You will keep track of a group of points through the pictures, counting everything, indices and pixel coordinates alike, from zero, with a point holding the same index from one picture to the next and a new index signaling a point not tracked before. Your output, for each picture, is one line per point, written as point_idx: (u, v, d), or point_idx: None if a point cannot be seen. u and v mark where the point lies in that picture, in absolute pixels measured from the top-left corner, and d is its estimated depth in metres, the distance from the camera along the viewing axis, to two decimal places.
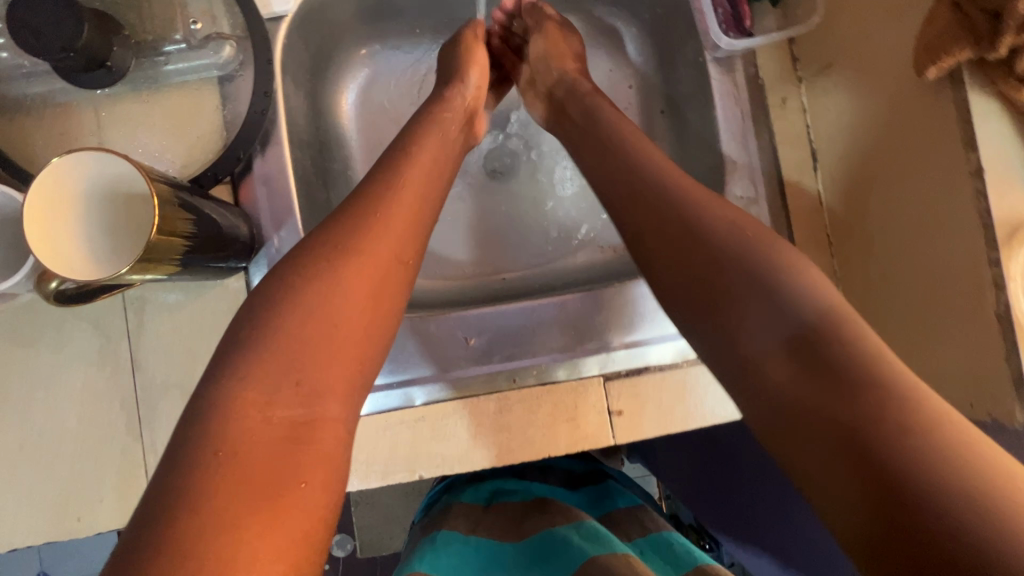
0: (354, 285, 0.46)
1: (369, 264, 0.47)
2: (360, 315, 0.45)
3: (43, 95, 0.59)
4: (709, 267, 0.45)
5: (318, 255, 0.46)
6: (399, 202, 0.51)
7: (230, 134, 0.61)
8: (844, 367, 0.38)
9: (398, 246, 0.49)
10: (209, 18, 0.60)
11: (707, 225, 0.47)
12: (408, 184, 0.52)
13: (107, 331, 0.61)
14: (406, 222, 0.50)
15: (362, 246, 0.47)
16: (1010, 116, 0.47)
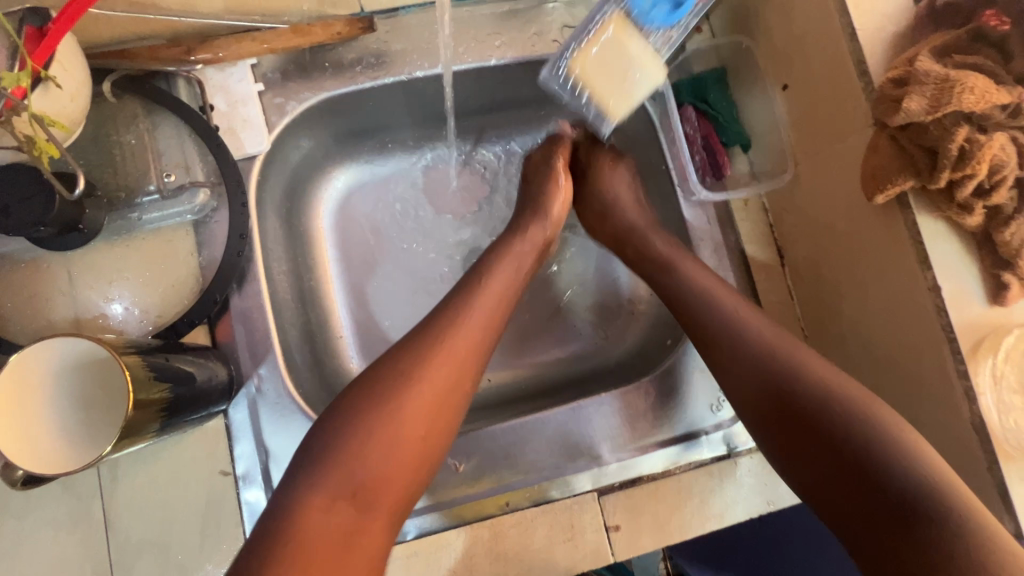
0: (413, 403, 0.48)
1: (437, 392, 0.49)
2: (427, 420, 0.48)
3: (11, 254, 0.58)
4: (729, 362, 0.54)
5: (390, 383, 0.48)
6: (454, 352, 0.51)
7: (207, 277, 0.61)
8: (867, 460, 0.45)
9: (451, 403, 0.50)
10: (182, 168, 0.61)
11: (749, 340, 0.53)
12: (476, 300, 0.55)
13: (78, 492, 0.58)
14: (476, 326, 0.53)
15: (410, 409, 0.48)
16: (957, 236, 0.50)
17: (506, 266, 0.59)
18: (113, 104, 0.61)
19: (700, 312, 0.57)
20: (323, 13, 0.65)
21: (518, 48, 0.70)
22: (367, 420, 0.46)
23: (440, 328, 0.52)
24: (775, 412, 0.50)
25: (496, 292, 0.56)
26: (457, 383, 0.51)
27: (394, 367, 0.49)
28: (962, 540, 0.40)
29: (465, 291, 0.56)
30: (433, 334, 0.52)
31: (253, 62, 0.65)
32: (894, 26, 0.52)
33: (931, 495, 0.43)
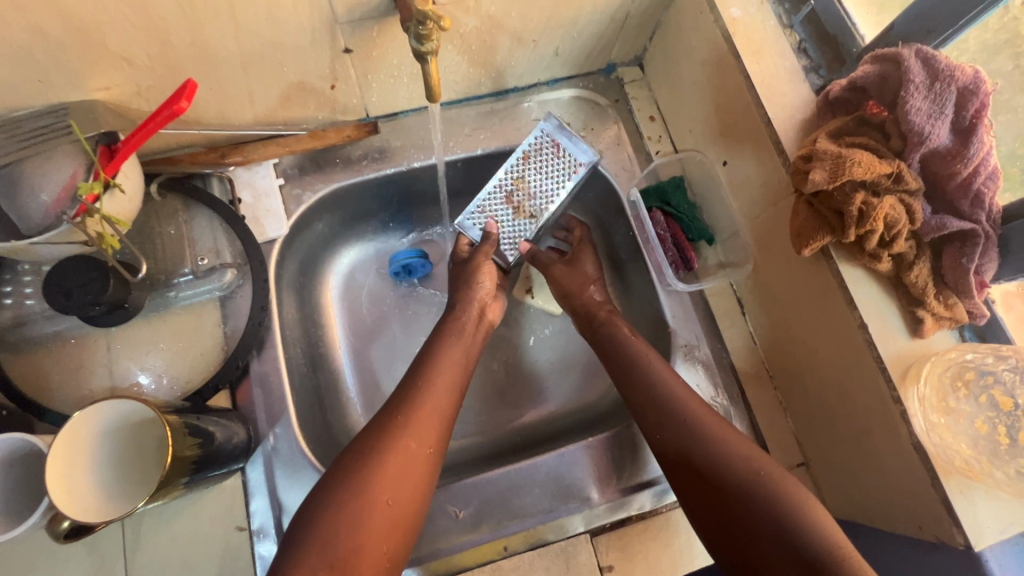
0: (391, 454, 0.55)
1: (416, 443, 0.57)
2: (404, 468, 0.56)
3: (61, 332, 0.66)
4: (638, 403, 0.65)
5: (371, 438, 0.57)
6: (416, 424, 0.58)
7: (231, 346, 0.69)
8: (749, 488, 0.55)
9: (418, 469, 0.56)
10: (214, 253, 0.71)
11: (663, 396, 0.63)
12: (443, 361, 0.66)
13: (104, 553, 0.62)
14: (445, 387, 0.63)
15: (385, 478, 0.54)
16: (874, 280, 0.59)
17: (462, 341, 0.69)
18: (158, 201, 0.71)
19: (631, 367, 0.68)
20: (334, 119, 0.77)
21: (499, 141, 0.83)
22: (352, 473, 0.54)
23: (404, 406, 0.60)
24: (674, 464, 0.60)
25: (456, 355, 0.67)
26: (424, 447, 0.58)
27: (375, 427, 0.58)
28: (813, 543, 0.50)
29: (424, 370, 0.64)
30: (397, 413, 0.59)
31: (275, 162, 0.77)
32: (800, 114, 0.64)
33: (789, 509, 0.52)
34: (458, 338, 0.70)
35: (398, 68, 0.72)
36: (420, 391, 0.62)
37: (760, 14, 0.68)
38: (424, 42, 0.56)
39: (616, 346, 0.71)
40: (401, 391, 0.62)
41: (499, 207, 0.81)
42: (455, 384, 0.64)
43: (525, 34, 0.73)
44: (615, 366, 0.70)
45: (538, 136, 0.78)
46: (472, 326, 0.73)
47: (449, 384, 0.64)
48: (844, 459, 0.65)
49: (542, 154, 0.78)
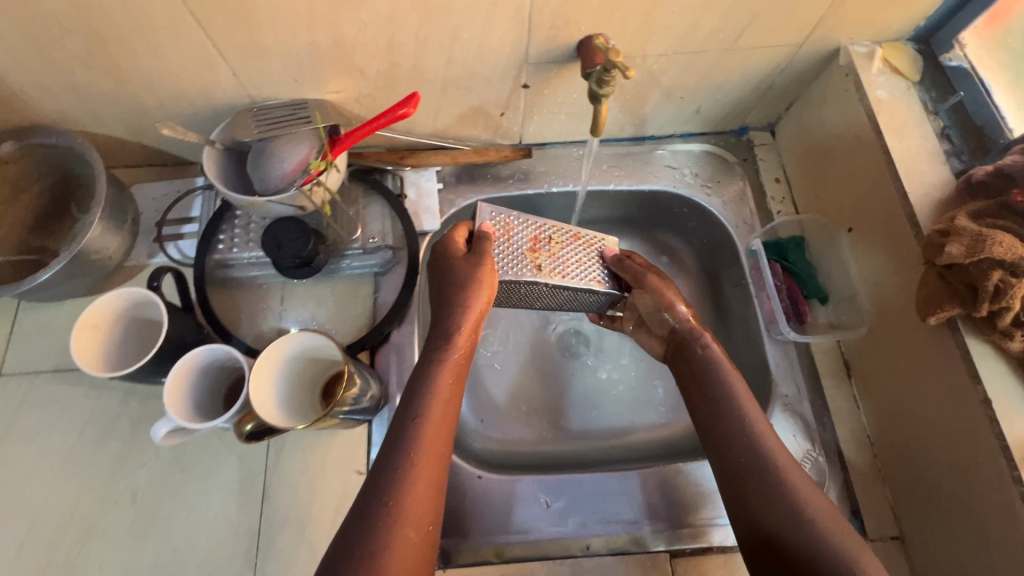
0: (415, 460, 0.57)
1: (433, 448, 0.58)
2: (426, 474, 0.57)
3: (258, 277, 0.81)
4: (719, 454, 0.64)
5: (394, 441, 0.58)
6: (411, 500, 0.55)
7: (379, 315, 0.81)
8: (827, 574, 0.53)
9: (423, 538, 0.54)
10: (381, 234, 0.84)
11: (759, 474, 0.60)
12: (451, 366, 0.64)
13: (250, 465, 0.73)
14: (450, 391, 0.62)
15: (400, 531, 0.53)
16: (1001, 358, 0.60)
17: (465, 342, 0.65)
18: (347, 185, 0.85)
19: (719, 412, 0.65)
20: (494, 141, 0.90)
21: (632, 180, 0.92)
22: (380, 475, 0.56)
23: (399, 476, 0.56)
24: (753, 539, 0.58)
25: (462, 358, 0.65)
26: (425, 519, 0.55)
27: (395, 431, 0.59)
28: None
29: (409, 434, 0.58)
30: (387, 494, 0.54)
31: (438, 169, 0.90)
32: (938, 192, 0.68)
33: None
34: (445, 356, 0.64)
35: (560, 106, 0.83)
36: (407, 460, 0.56)
37: (905, 98, 0.74)
38: (603, 87, 0.66)
39: (712, 383, 0.67)
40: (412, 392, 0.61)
41: (521, 232, 0.72)
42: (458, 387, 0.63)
43: (675, 91, 0.83)
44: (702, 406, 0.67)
45: (595, 235, 0.77)
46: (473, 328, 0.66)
47: (440, 433, 0.60)
48: (949, 538, 0.64)
49: (591, 263, 0.75)
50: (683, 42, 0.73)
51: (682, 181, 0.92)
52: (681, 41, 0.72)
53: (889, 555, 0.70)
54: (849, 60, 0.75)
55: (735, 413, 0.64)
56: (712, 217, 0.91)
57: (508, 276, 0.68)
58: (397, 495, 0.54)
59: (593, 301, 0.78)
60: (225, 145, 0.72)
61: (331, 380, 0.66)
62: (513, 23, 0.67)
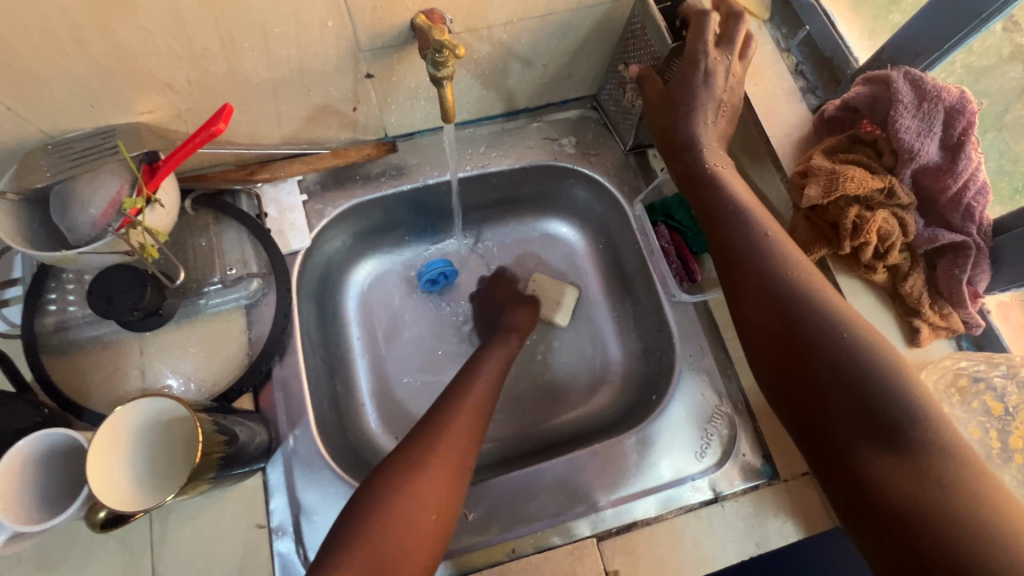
0: (445, 448, 0.61)
1: (467, 438, 0.63)
2: (455, 463, 0.61)
3: (100, 336, 0.71)
4: (728, 255, 0.63)
5: (423, 436, 0.62)
6: (419, 510, 0.56)
7: (255, 352, 0.73)
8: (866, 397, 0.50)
9: (425, 549, 0.55)
10: (242, 263, 0.75)
11: (809, 314, 0.56)
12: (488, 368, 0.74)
13: (132, 547, 0.66)
14: (485, 391, 0.70)
15: (415, 523, 0.55)
16: (872, 291, 0.61)
17: (501, 352, 0.78)
18: (191, 215, 0.76)
19: (729, 207, 0.65)
20: (355, 138, 0.83)
21: (511, 159, 0.87)
22: (410, 466, 0.59)
23: (404, 484, 0.57)
24: (764, 328, 0.58)
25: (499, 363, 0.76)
26: (426, 525, 0.56)
27: (426, 427, 0.63)
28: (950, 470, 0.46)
29: (443, 425, 0.63)
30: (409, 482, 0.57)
31: (299, 178, 0.82)
32: (797, 132, 0.67)
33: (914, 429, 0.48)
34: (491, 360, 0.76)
35: (415, 91, 0.76)
36: (429, 457, 0.60)
37: (758, 38, 0.72)
38: (440, 68, 0.60)
39: (731, 206, 0.64)
40: (447, 398, 0.68)
41: (614, 79, 0.82)
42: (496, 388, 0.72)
43: (535, 58, 0.77)
44: (720, 238, 0.65)
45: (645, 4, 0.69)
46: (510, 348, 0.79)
47: (474, 426, 0.66)
48: None
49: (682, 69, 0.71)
50: (525, 6, 0.68)
51: (562, 152, 0.88)
52: (522, 4, 0.67)
53: (800, 492, 0.71)
54: None
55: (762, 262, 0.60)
56: (600, 186, 0.88)
57: (614, 105, 0.86)
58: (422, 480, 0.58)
59: None
60: (21, 196, 0.61)
61: (193, 443, 0.59)
62: (327, 7, 0.59)
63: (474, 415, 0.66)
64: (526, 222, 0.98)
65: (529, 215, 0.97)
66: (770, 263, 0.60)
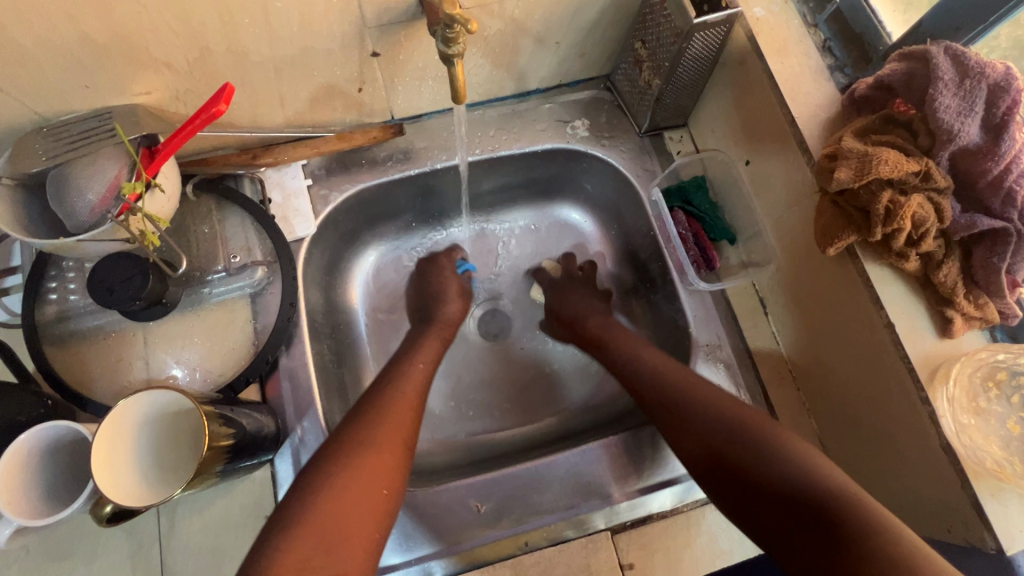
0: (385, 423, 0.60)
1: (408, 417, 0.63)
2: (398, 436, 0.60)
3: (102, 326, 0.69)
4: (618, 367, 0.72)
5: (363, 413, 0.61)
6: (365, 482, 0.54)
7: (260, 342, 0.71)
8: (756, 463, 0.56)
9: (372, 522, 0.53)
10: (246, 251, 0.73)
11: (683, 406, 0.63)
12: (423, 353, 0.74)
13: (141, 539, 0.65)
14: (423, 373, 0.70)
15: (360, 496, 0.54)
16: (902, 280, 0.58)
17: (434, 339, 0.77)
18: (192, 201, 0.74)
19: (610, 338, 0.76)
20: (360, 121, 0.79)
21: (522, 142, 0.84)
22: (353, 441, 0.57)
23: (349, 463, 0.55)
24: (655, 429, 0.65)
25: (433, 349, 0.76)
26: (378, 500, 0.55)
27: (367, 406, 0.62)
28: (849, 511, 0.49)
29: (379, 403, 0.62)
30: (351, 453, 0.56)
31: (304, 163, 0.79)
32: (825, 112, 0.64)
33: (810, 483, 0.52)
34: (425, 348, 0.75)
35: (423, 70, 0.73)
36: (369, 430, 0.59)
37: (783, 13, 0.68)
38: (450, 45, 0.57)
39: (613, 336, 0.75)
40: (384, 381, 0.67)
41: (629, 57, 0.79)
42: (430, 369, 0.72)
43: (548, 36, 0.74)
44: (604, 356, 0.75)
45: None
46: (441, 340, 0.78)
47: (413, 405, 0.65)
48: (876, 461, 0.63)
49: (699, 45, 0.67)
50: None
51: (574, 135, 0.85)
52: None
53: None
54: None
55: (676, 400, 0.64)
56: (615, 170, 0.85)
57: (629, 86, 0.82)
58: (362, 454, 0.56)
59: (697, 63, 0.72)
60: (16, 180, 0.59)
61: (199, 437, 0.57)
62: None
63: (413, 392, 0.66)
64: (537, 209, 0.95)
65: (540, 201, 0.94)
66: (640, 370, 0.69)
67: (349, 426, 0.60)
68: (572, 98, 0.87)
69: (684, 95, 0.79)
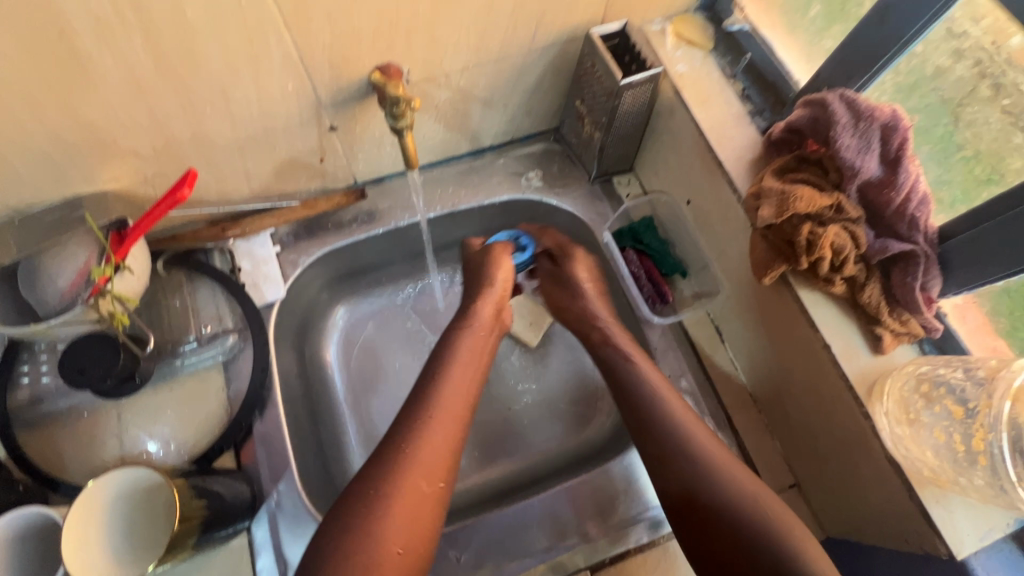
0: (414, 470, 0.58)
1: (443, 454, 0.60)
2: (427, 485, 0.58)
3: (74, 406, 0.70)
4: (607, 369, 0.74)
5: (397, 451, 0.59)
6: (387, 538, 0.54)
7: (234, 409, 0.73)
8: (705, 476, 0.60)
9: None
10: (217, 320, 0.75)
11: (660, 412, 0.66)
12: (471, 343, 0.71)
13: None
14: (468, 384, 0.67)
15: (389, 548, 0.54)
16: (833, 302, 0.62)
17: (480, 330, 0.73)
18: (163, 276, 0.76)
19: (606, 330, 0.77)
20: (325, 188, 0.84)
21: (480, 197, 0.89)
22: (384, 489, 0.56)
23: (380, 516, 0.55)
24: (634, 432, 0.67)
25: (478, 343, 0.71)
26: (393, 561, 0.54)
27: (400, 437, 0.60)
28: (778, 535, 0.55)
29: (420, 431, 0.60)
30: (382, 497, 0.56)
31: (272, 231, 0.83)
32: (750, 154, 0.70)
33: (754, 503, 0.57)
34: (470, 345, 0.71)
35: (380, 138, 0.78)
36: (401, 476, 0.57)
37: (704, 67, 0.75)
38: (398, 120, 0.62)
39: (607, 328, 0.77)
40: (428, 394, 0.64)
41: (572, 112, 0.85)
42: (479, 367, 0.70)
43: (494, 100, 0.80)
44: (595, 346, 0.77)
45: (594, 42, 0.72)
46: (486, 333, 0.73)
47: (449, 430, 0.62)
48: (836, 477, 0.65)
49: (632, 98, 0.74)
50: (480, 53, 0.70)
51: (529, 186, 0.90)
52: (477, 51, 0.70)
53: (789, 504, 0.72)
54: (646, 38, 0.75)
55: (660, 415, 0.66)
56: (569, 216, 0.90)
57: (575, 138, 0.89)
58: (388, 503, 0.56)
59: (633, 113, 0.78)
60: None
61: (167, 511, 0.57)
62: (285, 70, 0.62)
63: (452, 418, 0.63)
64: None
65: None
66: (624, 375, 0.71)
67: (383, 464, 0.58)
68: (525, 152, 0.92)
69: (626, 143, 0.85)
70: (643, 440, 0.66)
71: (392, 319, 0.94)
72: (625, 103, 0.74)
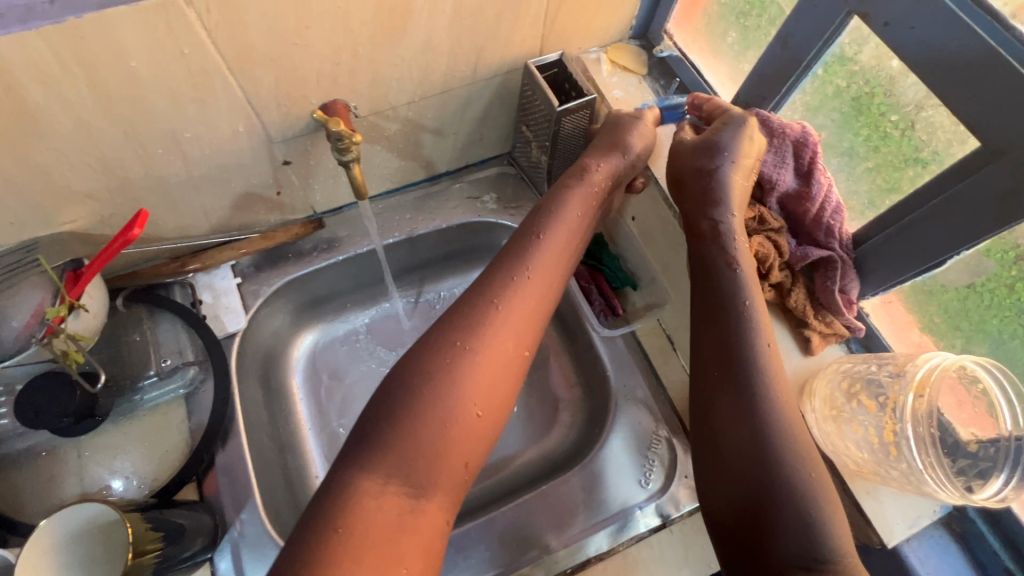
0: (503, 335, 0.58)
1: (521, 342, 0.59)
2: (511, 351, 0.58)
3: (31, 447, 0.70)
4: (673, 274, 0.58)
5: (488, 317, 0.58)
6: (466, 403, 0.54)
7: (195, 440, 0.74)
8: (745, 373, 0.56)
9: (470, 441, 0.54)
10: (177, 353, 0.77)
11: (729, 294, 0.59)
12: (554, 241, 0.66)
13: None
14: (544, 287, 0.63)
15: (467, 408, 0.54)
16: (765, 309, 0.66)
17: (573, 213, 0.68)
18: (122, 312, 0.77)
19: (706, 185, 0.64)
20: (284, 219, 0.87)
21: (438, 221, 0.92)
22: (471, 347, 0.56)
23: (461, 373, 0.55)
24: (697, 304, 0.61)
25: (568, 235, 0.67)
26: (473, 424, 0.54)
27: (487, 303, 0.59)
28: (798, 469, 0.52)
29: (509, 297, 0.60)
30: (470, 351, 0.56)
31: (233, 263, 0.85)
32: None
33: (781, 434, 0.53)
34: (559, 231, 0.66)
35: (335, 170, 0.81)
36: (483, 338, 0.57)
37: (639, 94, 0.81)
38: (344, 154, 0.65)
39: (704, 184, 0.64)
40: (512, 267, 0.62)
41: (520, 136, 0.89)
42: (562, 259, 0.66)
43: (444, 129, 0.84)
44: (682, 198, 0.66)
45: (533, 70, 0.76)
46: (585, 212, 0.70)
47: (529, 321, 0.61)
48: None
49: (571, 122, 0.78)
50: (425, 86, 0.74)
51: (484, 209, 0.94)
52: (421, 85, 0.74)
53: None
54: (583, 66, 0.80)
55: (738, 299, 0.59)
56: None
57: (526, 161, 0.92)
58: (481, 356, 0.56)
59: (576, 136, 0.82)
60: None
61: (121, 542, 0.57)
62: (234, 111, 0.65)
63: (540, 295, 0.62)
64: (462, 276, 1.01)
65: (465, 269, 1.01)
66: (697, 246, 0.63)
67: (471, 323, 0.58)
68: (480, 175, 0.96)
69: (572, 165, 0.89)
70: (709, 314, 0.60)
71: (356, 342, 0.96)
72: (566, 127, 0.78)
